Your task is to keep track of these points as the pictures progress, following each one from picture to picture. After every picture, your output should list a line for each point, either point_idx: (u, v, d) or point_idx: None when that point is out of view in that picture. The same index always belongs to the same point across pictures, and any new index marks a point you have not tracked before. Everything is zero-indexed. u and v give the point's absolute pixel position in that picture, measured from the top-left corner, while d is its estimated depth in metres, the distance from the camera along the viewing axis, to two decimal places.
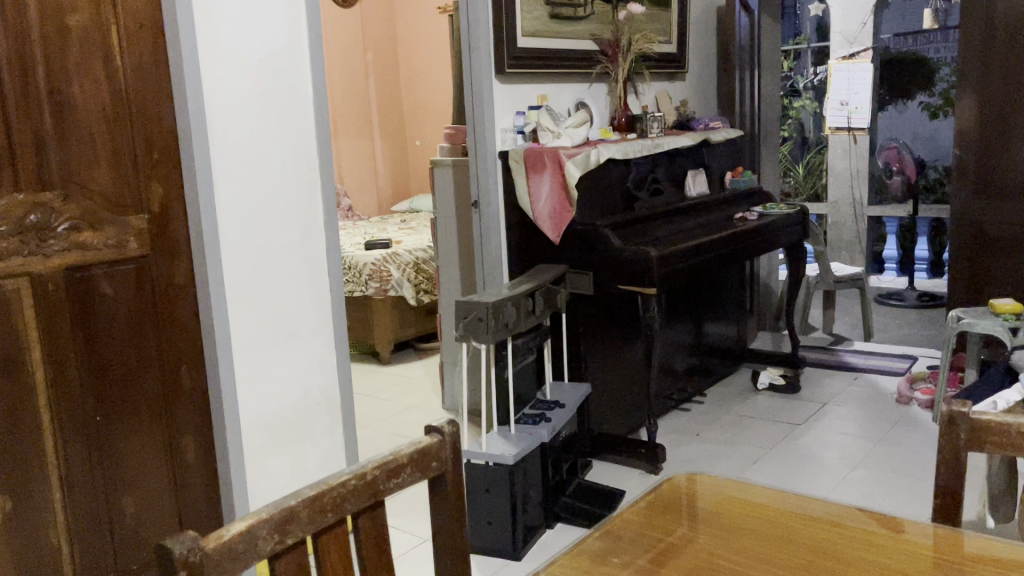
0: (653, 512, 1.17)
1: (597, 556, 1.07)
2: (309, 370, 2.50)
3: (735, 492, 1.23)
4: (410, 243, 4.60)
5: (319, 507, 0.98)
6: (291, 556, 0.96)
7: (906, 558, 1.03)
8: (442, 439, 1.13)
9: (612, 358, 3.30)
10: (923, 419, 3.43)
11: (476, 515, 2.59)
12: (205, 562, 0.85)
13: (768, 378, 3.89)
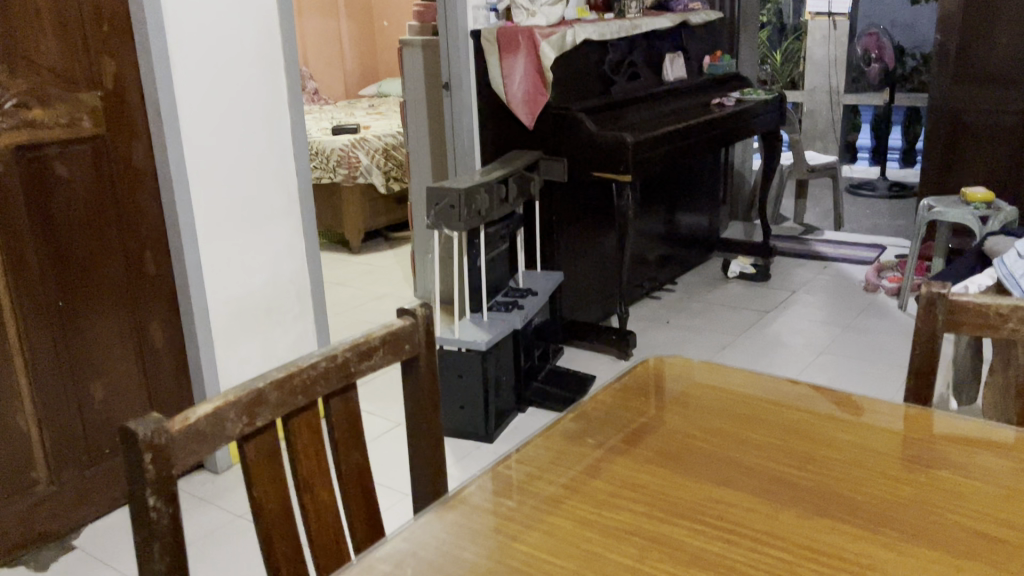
0: (627, 394, 1.17)
1: (571, 436, 1.07)
2: (278, 256, 2.45)
3: (708, 373, 1.24)
4: (379, 128, 4.47)
5: (289, 389, 0.96)
6: (262, 439, 0.94)
7: (878, 437, 1.03)
8: (415, 322, 1.10)
9: (584, 247, 3.28)
10: (889, 307, 3.48)
11: (448, 400, 2.62)
12: (172, 444, 0.83)
13: (739, 267, 3.90)
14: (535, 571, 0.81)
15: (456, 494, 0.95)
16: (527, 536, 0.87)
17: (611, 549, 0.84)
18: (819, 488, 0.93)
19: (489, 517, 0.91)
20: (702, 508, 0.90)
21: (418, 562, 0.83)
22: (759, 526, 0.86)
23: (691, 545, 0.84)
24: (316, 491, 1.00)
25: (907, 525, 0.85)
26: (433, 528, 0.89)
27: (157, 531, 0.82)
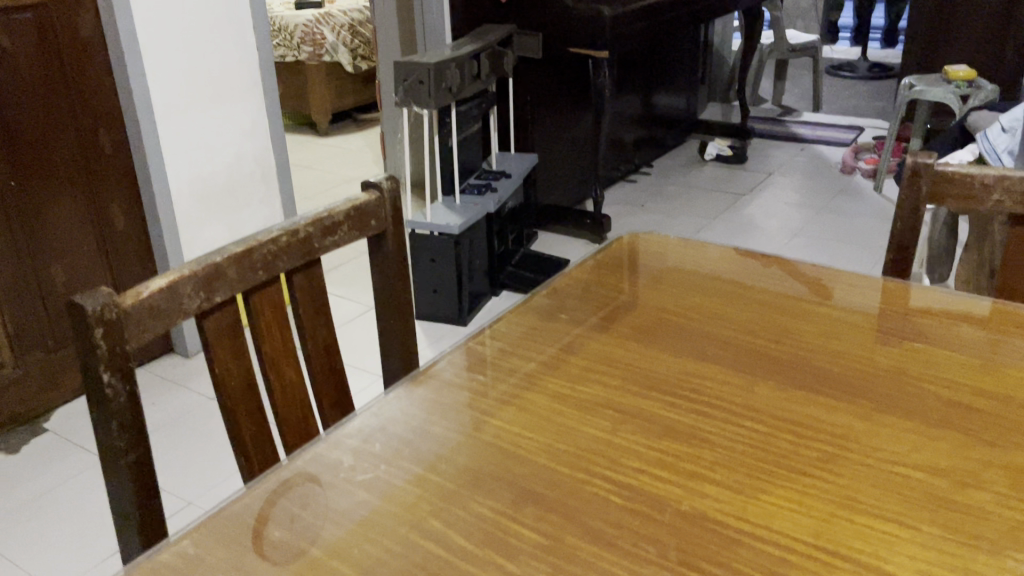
0: (602, 270, 1.15)
1: (545, 312, 1.04)
2: (242, 135, 2.35)
3: (684, 250, 1.21)
4: (344, 3, 4.26)
5: (249, 265, 0.91)
6: (221, 316, 0.90)
7: (857, 310, 1.02)
8: (381, 196, 1.05)
9: (559, 128, 3.20)
10: (865, 189, 3.46)
11: (421, 284, 2.59)
12: (124, 319, 0.79)
13: (716, 150, 3.84)
14: (507, 445, 0.80)
15: (426, 370, 0.92)
16: (499, 411, 0.85)
17: (585, 422, 0.83)
18: (795, 362, 0.91)
19: (460, 392, 0.89)
20: (677, 382, 0.88)
21: (387, 437, 0.81)
22: (735, 399, 0.85)
23: (665, 418, 0.83)
24: (282, 369, 0.97)
25: (882, 396, 0.84)
26: (403, 404, 0.86)
27: (115, 409, 0.79)
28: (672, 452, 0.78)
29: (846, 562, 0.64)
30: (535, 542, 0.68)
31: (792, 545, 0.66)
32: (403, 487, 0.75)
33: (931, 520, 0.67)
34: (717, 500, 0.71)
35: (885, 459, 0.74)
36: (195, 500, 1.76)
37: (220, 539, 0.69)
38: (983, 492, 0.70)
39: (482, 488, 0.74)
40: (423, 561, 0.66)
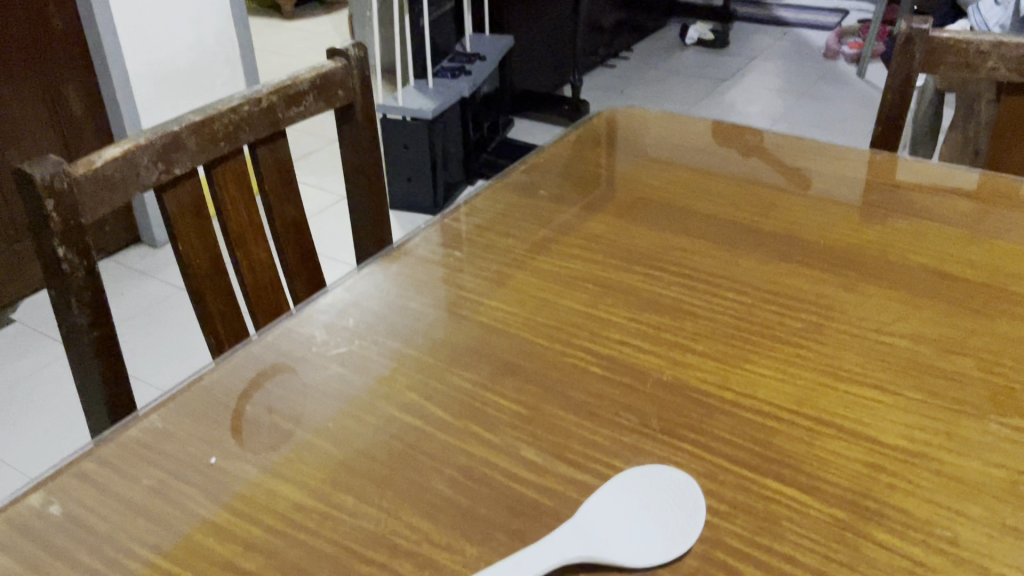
0: (582, 146, 1.10)
1: (522, 188, 1.00)
2: (202, 15, 2.23)
3: (666, 126, 1.16)
4: None
5: (210, 135, 0.86)
6: (183, 190, 0.86)
7: (843, 184, 0.99)
8: (348, 64, 0.99)
9: (536, 9, 3.07)
10: (848, 74, 3.39)
11: (394, 171, 2.52)
12: (77, 190, 0.74)
13: (697, 34, 3.72)
14: (484, 318, 0.78)
15: (401, 246, 0.89)
16: (477, 285, 0.83)
17: (565, 297, 0.80)
18: (779, 235, 0.89)
19: (437, 267, 0.86)
20: (659, 256, 0.86)
21: (361, 312, 0.78)
22: (717, 273, 0.83)
23: (646, 291, 0.80)
24: (249, 245, 0.93)
25: (867, 267, 0.82)
26: (377, 280, 0.83)
27: (72, 284, 0.75)
28: (653, 325, 0.76)
29: (829, 428, 0.63)
30: (515, 413, 0.66)
31: (777, 412, 0.65)
32: (379, 361, 0.72)
33: (915, 386, 0.66)
34: (700, 369, 0.70)
35: (871, 329, 0.73)
36: (164, 388, 1.74)
37: (190, 413, 0.66)
38: (967, 359, 0.69)
39: (460, 362, 0.72)
40: (400, 432, 0.65)
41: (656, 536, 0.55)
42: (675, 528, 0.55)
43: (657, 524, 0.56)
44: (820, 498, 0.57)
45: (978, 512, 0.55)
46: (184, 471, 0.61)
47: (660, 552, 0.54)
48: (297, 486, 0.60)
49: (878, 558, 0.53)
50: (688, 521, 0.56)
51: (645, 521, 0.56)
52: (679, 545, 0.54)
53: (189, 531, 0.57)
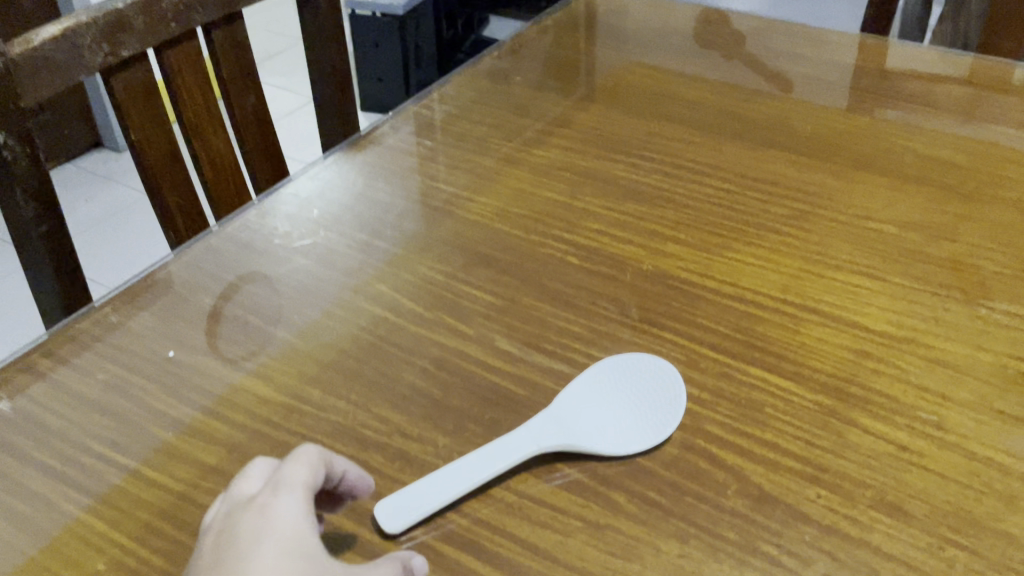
0: (559, 31, 1.05)
1: (495, 75, 0.95)
2: None
3: (649, 10, 1.10)
4: None
5: (159, 16, 0.80)
6: (134, 75, 0.79)
7: (831, 69, 0.95)
8: None
9: None
10: None
11: (364, 72, 2.44)
12: (14, 73, 0.68)
13: None
14: (456, 208, 0.74)
15: (369, 134, 0.84)
16: (448, 175, 0.79)
17: (541, 186, 0.77)
18: (765, 121, 0.85)
19: (407, 156, 0.81)
20: (640, 143, 0.82)
21: (326, 203, 0.74)
22: (700, 159, 0.79)
23: (626, 180, 0.77)
24: (208, 136, 0.88)
25: (855, 153, 0.79)
26: (344, 169, 0.79)
27: (16, 174, 0.70)
28: (633, 213, 0.73)
29: (815, 316, 0.61)
30: (489, 304, 0.64)
31: (760, 299, 0.63)
32: (345, 252, 0.69)
33: (904, 273, 0.64)
34: (682, 258, 0.67)
35: (858, 215, 0.70)
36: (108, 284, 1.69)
37: (147, 307, 0.63)
38: (955, 244, 0.67)
39: (431, 253, 0.69)
40: (369, 324, 0.62)
41: (636, 423, 0.53)
42: (657, 415, 0.53)
43: (636, 413, 0.54)
44: (805, 385, 0.55)
45: (966, 397, 0.54)
46: (140, 366, 0.58)
47: (638, 438, 0.52)
48: (261, 379, 0.57)
49: (863, 443, 0.51)
50: (668, 408, 0.54)
51: (625, 409, 0.54)
52: (659, 431, 0.52)
53: (148, 425, 0.54)
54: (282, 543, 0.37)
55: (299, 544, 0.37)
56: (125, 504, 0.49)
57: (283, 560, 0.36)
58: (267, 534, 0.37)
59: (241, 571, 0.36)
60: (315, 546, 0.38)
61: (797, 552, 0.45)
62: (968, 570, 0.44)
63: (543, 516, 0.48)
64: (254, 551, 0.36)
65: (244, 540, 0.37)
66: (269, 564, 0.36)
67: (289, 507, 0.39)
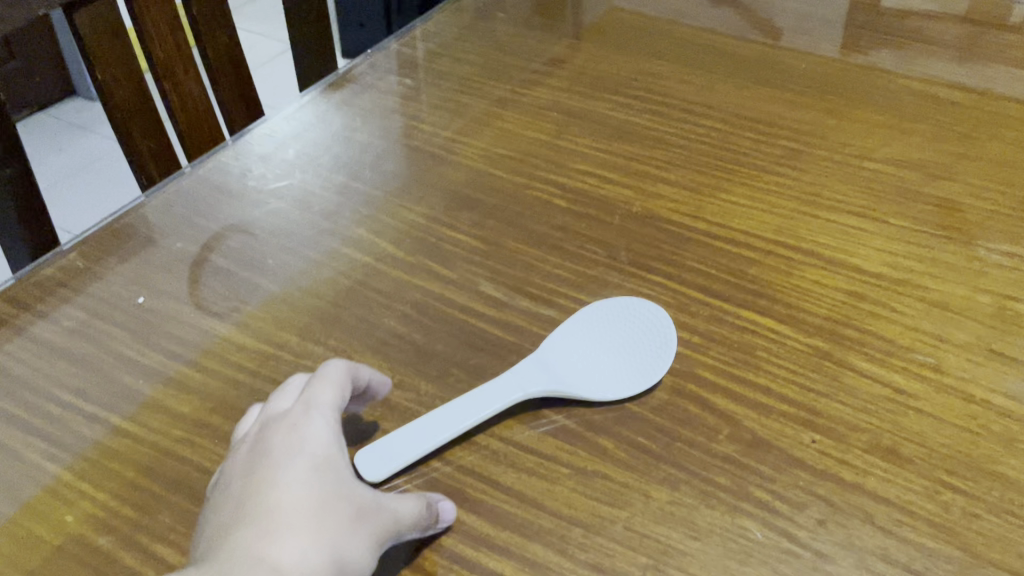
0: None
1: (479, 12, 0.91)
2: None
3: None
4: None
5: None
6: (98, 12, 0.74)
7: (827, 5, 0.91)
8: None
9: None
10: None
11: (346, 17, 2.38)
12: None
13: None
14: (438, 150, 0.71)
15: (346, 73, 0.80)
16: (430, 115, 0.75)
17: (527, 126, 0.74)
18: (758, 59, 0.82)
19: (387, 96, 0.78)
20: (628, 82, 0.79)
21: (302, 144, 0.72)
22: (691, 98, 0.76)
23: (614, 120, 0.74)
24: (179, 78, 0.84)
25: (850, 91, 0.76)
26: (321, 109, 0.76)
27: None
28: (623, 154, 0.70)
29: (808, 257, 0.59)
30: (473, 248, 0.61)
31: (752, 241, 0.61)
32: (322, 195, 0.66)
33: (901, 213, 0.62)
34: (672, 200, 0.65)
35: (853, 155, 0.68)
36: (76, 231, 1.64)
37: (116, 250, 0.60)
38: (953, 184, 0.65)
39: (412, 195, 0.66)
40: (348, 268, 0.60)
41: (624, 366, 0.51)
42: (647, 359, 0.52)
43: (625, 357, 0.52)
44: (799, 328, 0.54)
45: (963, 339, 0.52)
46: (109, 313, 0.56)
47: (627, 382, 0.50)
48: (235, 325, 0.55)
49: (858, 386, 0.50)
50: (658, 353, 0.52)
51: (614, 352, 0.53)
52: (648, 376, 0.51)
53: (118, 373, 0.52)
54: (312, 459, 0.40)
55: (329, 462, 0.40)
56: (94, 455, 0.47)
57: (313, 474, 0.39)
58: (298, 449, 0.40)
59: (274, 479, 0.39)
60: (341, 464, 0.41)
61: (790, 497, 0.44)
62: (965, 513, 0.43)
63: (529, 463, 0.46)
64: (285, 464, 0.40)
65: (279, 452, 0.40)
66: (300, 477, 0.39)
67: (319, 425, 0.42)
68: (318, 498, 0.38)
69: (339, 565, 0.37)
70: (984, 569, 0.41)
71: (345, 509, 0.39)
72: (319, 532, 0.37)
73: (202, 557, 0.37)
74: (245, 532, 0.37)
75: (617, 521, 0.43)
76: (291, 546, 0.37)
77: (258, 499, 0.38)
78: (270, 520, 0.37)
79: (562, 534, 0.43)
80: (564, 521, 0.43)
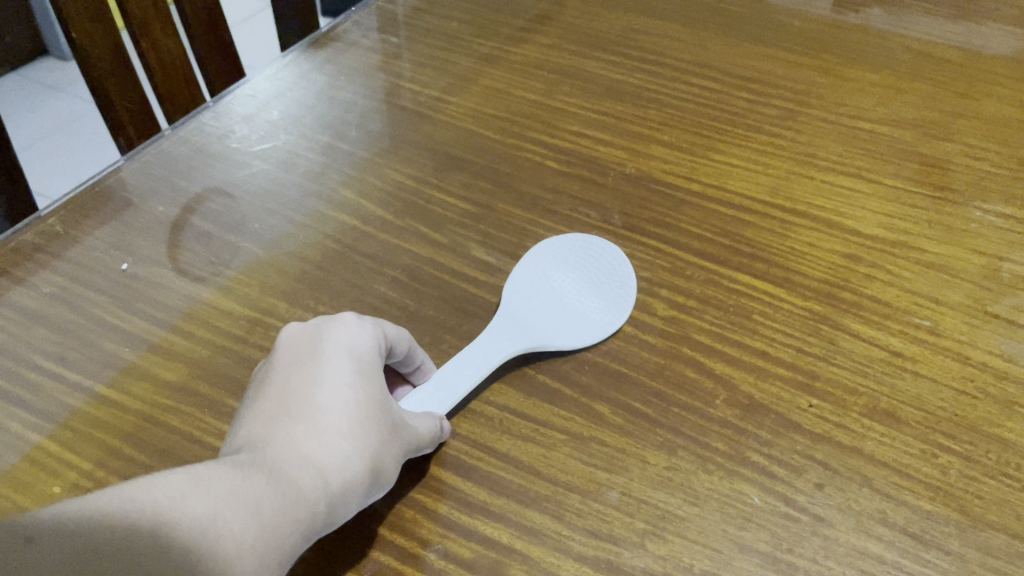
0: None
1: None
2: None
3: None
4: None
5: None
6: None
7: None
8: None
9: None
10: None
11: None
12: None
13: None
14: (427, 110, 0.69)
15: (329, 31, 0.78)
16: (416, 75, 0.73)
17: (516, 85, 0.72)
18: (752, 15, 0.80)
19: (371, 54, 0.76)
20: (620, 40, 0.77)
21: (285, 104, 0.70)
22: (684, 56, 0.75)
23: (606, 78, 0.73)
24: (156, 36, 0.81)
25: (844, 49, 0.75)
26: (304, 67, 0.74)
27: None
28: (615, 113, 0.69)
29: (803, 218, 0.58)
30: (464, 212, 0.60)
31: (747, 203, 0.60)
32: (308, 156, 0.65)
33: (895, 173, 0.61)
34: (666, 161, 0.64)
35: (848, 114, 0.67)
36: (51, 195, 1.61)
37: (95, 213, 0.59)
38: (949, 144, 0.64)
39: (399, 156, 0.65)
40: (335, 232, 0.58)
41: (593, 309, 0.52)
42: (611, 299, 0.53)
43: (590, 301, 0.53)
44: (794, 291, 0.53)
45: (959, 301, 0.52)
46: (91, 278, 0.54)
47: (601, 322, 0.51)
48: (221, 291, 0.54)
49: (855, 349, 0.49)
50: (620, 291, 0.54)
51: (581, 299, 0.53)
52: (616, 313, 0.52)
53: (100, 340, 0.51)
54: (358, 365, 0.42)
55: (373, 372, 0.42)
56: (78, 424, 0.46)
57: (358, 379, 0.42)
58: (347, 354, 0.42)
59: (321, 379, 0.41)
60: (381, 375, 0.43)
61: (787, 461, 0.44)
62: (962, 476, 0.43)
63: (524, 430, 0.46)
64: (332, 367, 0.42)
65: (329, 353, 0.42)
66: (347, 380, 0.41)
67: (368, 336, 0.44)
68: (363, 405, 0.41)
69: (375, 471, 0.40)
70: (982, 532, 0.41)
71: (385, 422, 0.41)
72: (360, 438, 0.40)
73: (252, 439, 0.39)
74: (292, 427, 0.39)
75: (614, 487, 0.43)
76: (336, 446, 0.39)
77: (307, 398, 0.40)
78: (317, 419, 0.40)
79: (558, 500, 0.42)
80: (561, 488, 0.43)
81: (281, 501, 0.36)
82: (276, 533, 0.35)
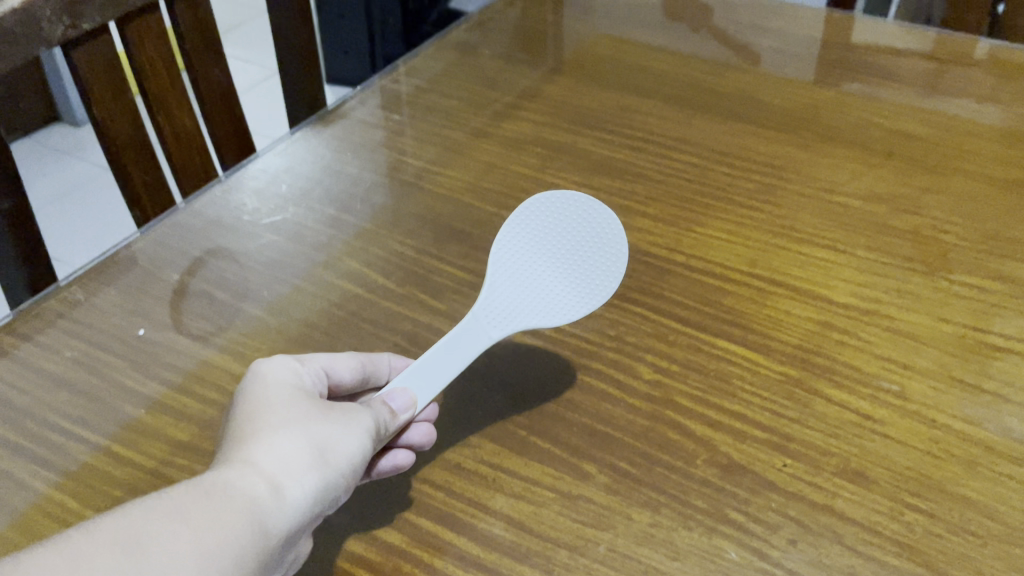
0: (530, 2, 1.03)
1: (464, 49, 0.94)
2: None
3: None
4: None
5: None
6: (94, 49, 0.75)
7: (802, 43, 0.93)
8: None
9: None
10: None
11: None
12: None
13: None
14: (427, 184, 0.74)
15: (336, 109, 0.83)
16: (419, 150, 0.78)
17: (511, 160, 0.77)
18: (735, 94, 0.85)
19: (375, 131, 0.81)
20: (610, 118, 0.82)
21: (294, 179, 0.74)
22: (670, 134, 0.79)
23: (597, 154, 0.77)
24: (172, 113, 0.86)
25: (821, 126, 0.80)
26: (312, 143, 0.78)
27: None
28: (605, 188, 0.73)
29: (780, 288, 0.62)
30: (462, 280, 0.64)
31: (729, 273, 0.63)
32: (315, 229, 0.69)
33: (867, 245, 0.65)
34: (653, 233, 0.68)
35: (825, 188, 0.72)
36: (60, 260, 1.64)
37: (110, 279, 0.63)
38: (919, 218, 0.68)
39: (401, 227, 0.69)
40: (339, 300, 0.62)
41: (565, 296, 0.57)
42: (590, 280, 0.57)
43: (568, 283, 0.57)
44: (772, 357, 0.56)
45: (927, 366, 0.55)
46: (109, 343, 0.58)
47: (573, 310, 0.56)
48: (232, 356, 0.57)
49: (828, 412, 0.52)
50: (601, 273, 0.57)
51: (556, 276, 0.57)
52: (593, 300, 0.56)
53: (117, 402, 0.54)
54: (275, 383, 0.45)
55: (292, 387, 0.46)
56: (96, 482, 0.49)
57: (278, 390, 0.45)
58: (263, 378, 0.45)
59: (244, 406, 0.44)
60: (302, 386, 0.46)
61: (764, 519, 0.47)
62: (928, 533, 0.46)
63: (516, 488, 0.49)
64: (251, 393, 0.44)
65: (246, 388, 0.45)
66: (267, 397, 0.44)
67: (281, 362, 0.47)
68: (288, 408, 0.44)
69: (318, 450, 0.42)
70: None
71: (312, 417, 0.44)
72: (290, 434, 0.42)
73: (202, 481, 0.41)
74: (228, 449, 0.42)
75: (601, 543, 0.46)
76: (270, 445, 0.41)
77: (233, 427, 0.43)
78: (247, 432, 0.42)
79: (548, 555, 0.45)
80: (550, 543, 0.46)
81: (221, 500, 0.38)
82: (224, 521, 0.37)
